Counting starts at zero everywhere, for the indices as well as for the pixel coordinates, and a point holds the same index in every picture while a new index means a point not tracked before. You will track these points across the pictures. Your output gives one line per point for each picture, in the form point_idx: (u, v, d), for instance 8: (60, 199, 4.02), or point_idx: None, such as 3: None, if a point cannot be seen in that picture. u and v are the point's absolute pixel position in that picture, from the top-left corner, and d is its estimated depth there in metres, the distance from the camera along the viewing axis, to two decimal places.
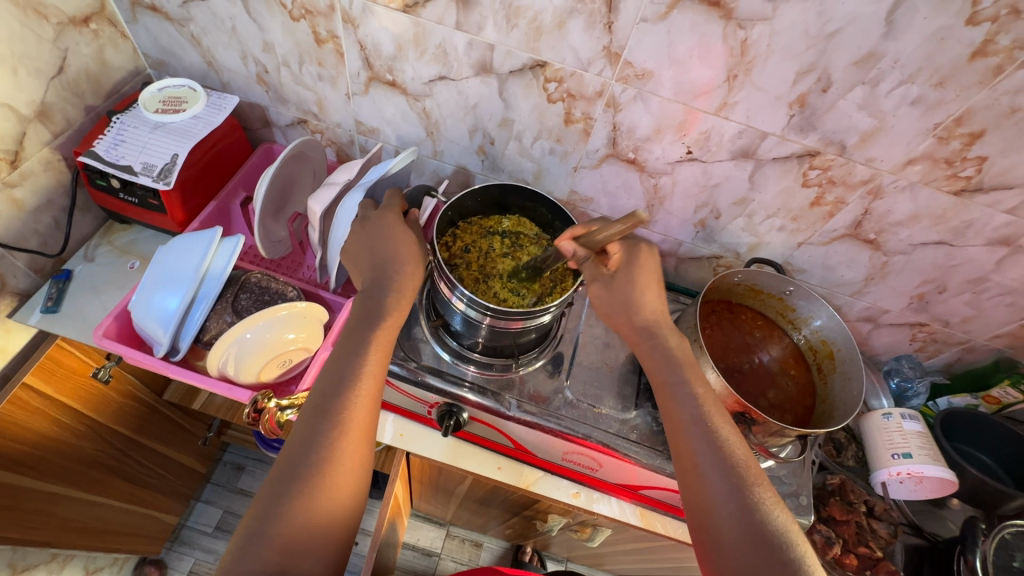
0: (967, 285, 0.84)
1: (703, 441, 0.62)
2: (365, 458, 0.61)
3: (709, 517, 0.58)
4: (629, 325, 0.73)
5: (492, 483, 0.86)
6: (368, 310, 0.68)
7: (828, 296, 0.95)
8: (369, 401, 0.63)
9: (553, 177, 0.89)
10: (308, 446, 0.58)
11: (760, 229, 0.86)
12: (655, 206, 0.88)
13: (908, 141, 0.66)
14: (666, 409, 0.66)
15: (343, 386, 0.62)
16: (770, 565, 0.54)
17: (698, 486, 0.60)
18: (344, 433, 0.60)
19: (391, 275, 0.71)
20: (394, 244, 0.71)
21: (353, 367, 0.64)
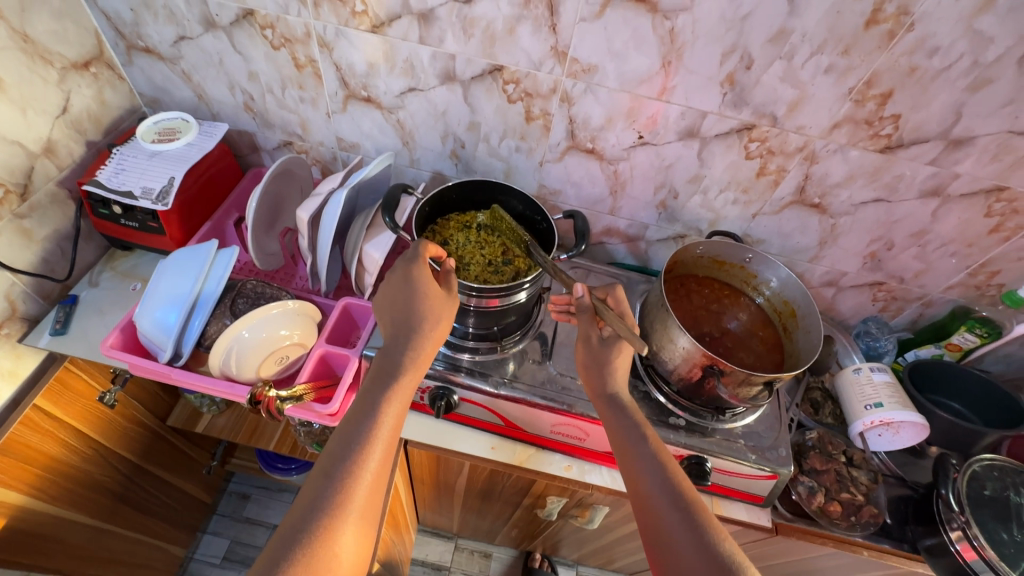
0: (911, 239, 0.91)
1: (671, 505, 0.63)
2: (362, 533, 0.61)
3: (671, 552, 0.60)
4: (596, 396, 0.76)
5: (488, 463, 0.89)
6: (385, 369, 0.72)
7: (789, 265, 1.01)
8: (376, 467, 0.64)
9: (523, 174, 0.96)
10: (312, 514, 0.59)
11: (716, 204, 0.93)
12: (618, 192, 0.95)
13: (830, 106, 0.74)
14: (625, 463, 0.69)
15: (353, 448, 0.64)
16: None
17: (666, 547, 0.61)
18: (348, 498, 0.61)
19: (412, 333, 0.74)
20: (426, 299, 0.74)
21: (363, 429, 0.65)
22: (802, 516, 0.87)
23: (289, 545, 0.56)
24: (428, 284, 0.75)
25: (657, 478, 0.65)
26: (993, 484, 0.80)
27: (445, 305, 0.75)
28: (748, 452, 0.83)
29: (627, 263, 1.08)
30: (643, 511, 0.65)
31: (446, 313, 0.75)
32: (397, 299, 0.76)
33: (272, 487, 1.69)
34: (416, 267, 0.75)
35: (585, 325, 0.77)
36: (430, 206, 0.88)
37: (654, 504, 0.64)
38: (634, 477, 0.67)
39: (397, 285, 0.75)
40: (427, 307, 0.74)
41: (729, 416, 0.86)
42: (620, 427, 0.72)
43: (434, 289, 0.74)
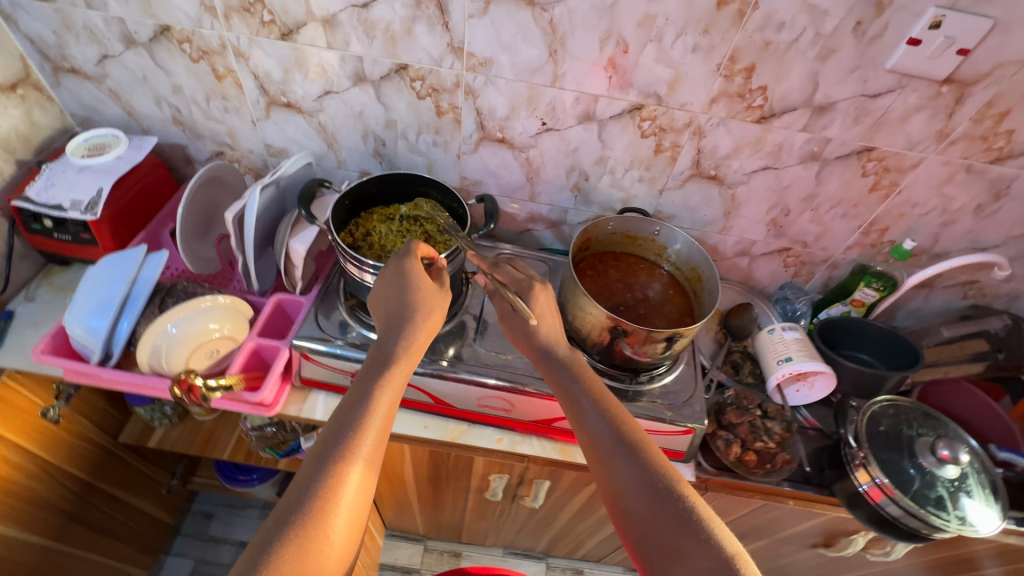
0: (804, 204, 0.99)
1: (619, 448, 0.66)
2: (355, 519, 0.60)
3: (623, 492, 0.63)
4: (532, 352, 0.80)
5: (422, 442, 0.93)
6: (379, 357, 0.72)
7: (702, 237, 1.08)
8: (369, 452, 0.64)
9: (443, 167, 1.02)
10: (300, 500, 0.58)
11: (624, 182, 1.00)
12: (534, 178, 1.01)
13: (704, 82, 0.82)
14: (575, 415, 0.72)
15: (345, 434, 0.63)
16: (670, 520, 0.58)
17: (619, 487, 0.63)
18: (341, 480, 0.60)
19: (406, 323, 0.75)
20: (419, 290, 0.77)
21: (356, 415, 0.65)
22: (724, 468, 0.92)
23: (277, 533, 0.55)
24: (422, 278, 0.78)
25: (616, 435, 0.67)
26: (887, 421, 0.87)
27: (435, 297, 0.79)
28: (665, 410, 0.88)
29: (554, 248, 1.14)
30: (596, 459, 0.67)
31: (439, 304, 0.78)
32: (390, 290, 0.78)
33: (237, 504, 1.68)
34: (409, 261, 0.78)
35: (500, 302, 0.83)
36: (352, 201, 0.93)
37: (616, 460, 0.65)
38: (583, 429, 0.70)
39: (390, 280, 0.78)
40: (420, 299, 0.77)
41: (646, 378, 0.91)
42: (568, 382, 0.74)
43: (425, 281, 0.78)
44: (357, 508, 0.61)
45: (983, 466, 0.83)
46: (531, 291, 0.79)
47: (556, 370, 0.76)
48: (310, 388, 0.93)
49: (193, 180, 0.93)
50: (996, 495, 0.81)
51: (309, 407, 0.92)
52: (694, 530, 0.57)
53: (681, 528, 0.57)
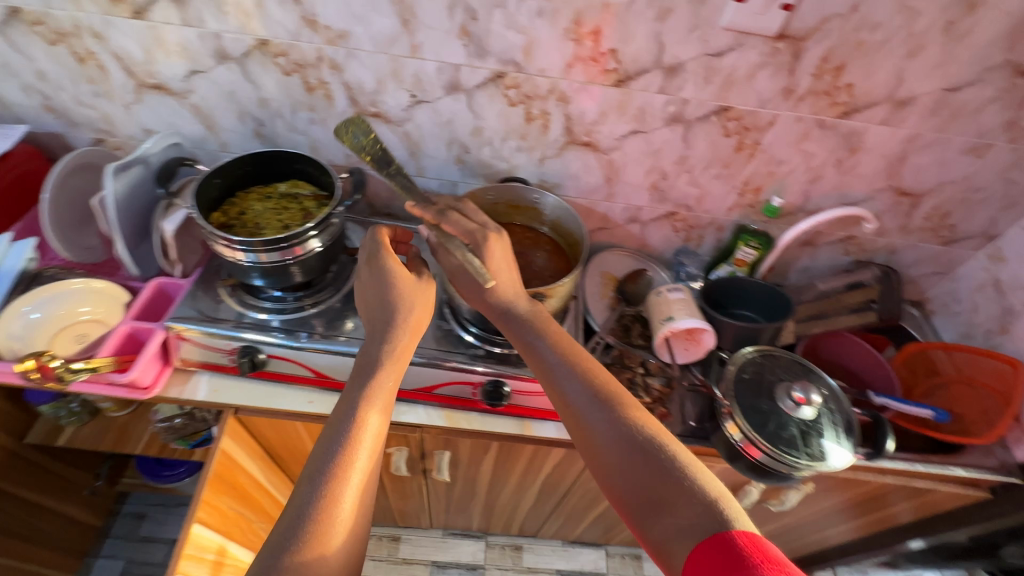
0: (679, 166, 1.02)
1: (591, 407, 0.69)
2: (357, 512, 0.63)
3: (600, 452, 0.67)
4: (488, 310, 0.80)
5: (307, 417, 0.94)
6: (362, 365, 0.73)
7: (591, 205, 1.10)
8: (363, 449, 0.66)
9: (326, 145, 1.03)
10: (299, 506, 0.61)
11: (504, 153, 1.01)
12: (416, 152, 1.02)
13: (557, 47, 0.84)
14: (544, 379, 0.74)
15: (338, 445, 0.65)
16: (650, 473, 0.63)
17: (596, 450, 0.68)
18: (340, 489, 0.62)
19: (394, 322, 0.76)
20: (399, 289, 0.77)
21: (346, 426, 0.67)
22: None
23: (280, 539, 0.58)
24: (401, 271, 0.78)
25: (595, 403, 0.69)
26: (750, 368, 0.91)
27: (420, 294, 0.78)
28: None
29: None
30: (570, 420, 0.71)
31: (421, 304, 0.78)
32: (377, 290, 0.78)
33: (170, 503, 1.66)
34: (383, 256, 0.79)
35: (447, 261, 0.82)
36: (224, 181, 0.93)
37: (601, 427, 0.68)
38: (557, 393, 0.73)
39: (375, 280, 0.78)
40: (400, 292, 0.77)
41: None
42: (531, 347, 0.76)
43: (404, 273, 0.78)
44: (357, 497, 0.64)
45: (840, 407, 0.88)
46: (486, 247, 0.77)
47: (516, 333, 0.77)
48: (195, 370, 0.94)
49: (53, 171, 0.91)
50: (850, 433, 0.85)
51: (192, 387, 0.93)
52: (682, 477, 0.61)
53: (672, 478, 0.61)
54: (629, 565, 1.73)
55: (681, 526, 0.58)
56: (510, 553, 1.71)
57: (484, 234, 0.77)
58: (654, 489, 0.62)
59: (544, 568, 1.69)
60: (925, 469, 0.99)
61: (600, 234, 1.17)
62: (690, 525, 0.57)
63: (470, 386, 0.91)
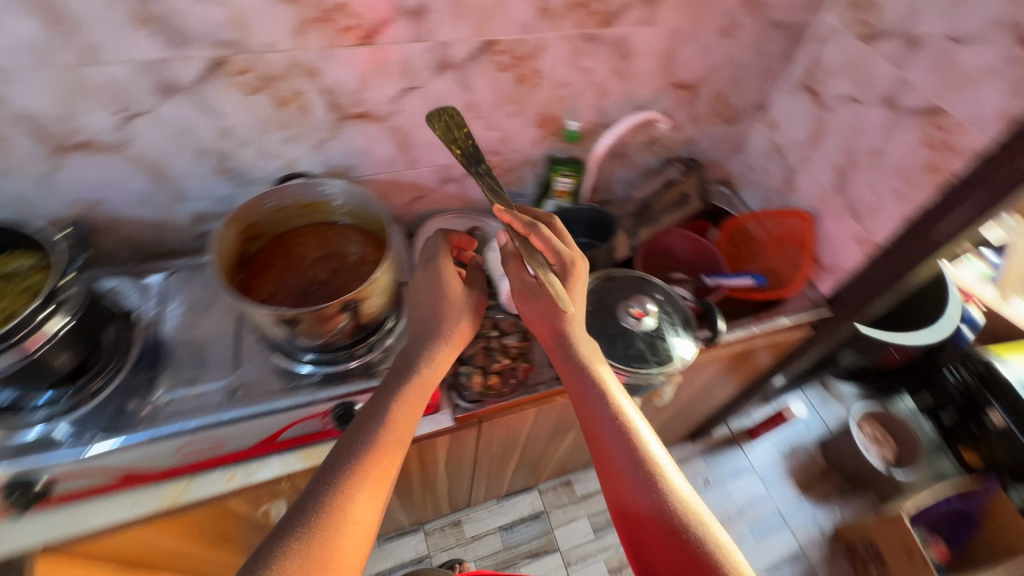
0: (469, 114, 0.95)
1: (629, 467, 0.70)
2: (363, 538, 0.62)
3: (628, 504, 0.69)
4: (548, 336, 0.78)
5: (130, 527, 0.72)
6: (400, 367, 0.75)
7: (396, 177, 1.01)
8: (375, 473, 0.66)
9: (37, 197, 0.80)
10: (304, 510, 0.61)
11: (272, 148, 0.87)
12: (164, 174, 0.84)
13: (274, 14, 0.70)
14: (579, 407, 0.76)
15: (349, 459, 0.66)
16: (675, 538, 0.65)
17: (624, 492, 0.70)
18: (345, 496, 0.63)
19: (427, 341, 0.77)
20: (450, 298, 0.80)
21: (361, 442, 0.67)
22: (474, 400, 0.94)
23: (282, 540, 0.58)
24: (451, 278, 0.81)
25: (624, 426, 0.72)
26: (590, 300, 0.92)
27: (459, 310, 0.80)
28: None
29: None
30: (606, 470, 0.72)
31: (458, 318, 0.79)
32: (418, 303, 0.80)
33: None
34: (441, 260, 0.82)
35: (512, 268, 0.79)
36: None
37: (630, 458, 0.70)
38: (597, 439, 0.73)
39: (423, 284, 0.81)
40: (446, 314, 0.79)
41: (364, 349, 0.86)
42: (570, 368, 0.77)
43: (455, 282, 0.81)
44: (366, 515, 0.63)
45: (675, 304, 0.93)
46: (572, 275, 0.74)
47: (558, 349, 0.78)
48: None
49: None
50: (688, 325, 0.91)
51: None
52: (691, 519, 0.66)
53: (681, 510, 0.67)
54: (563, 494, 1.82)
55: (687, 560, 0.64)
56: (451, 531, 1.71)
57: (573, 260, 0.74)
58: (663, 518, 0.66)
59: (487, 531, 1.72)
60: (761, 329, 1.13)
61: (419, 203, 1.09)
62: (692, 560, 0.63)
63: (316, 418, 0.82)
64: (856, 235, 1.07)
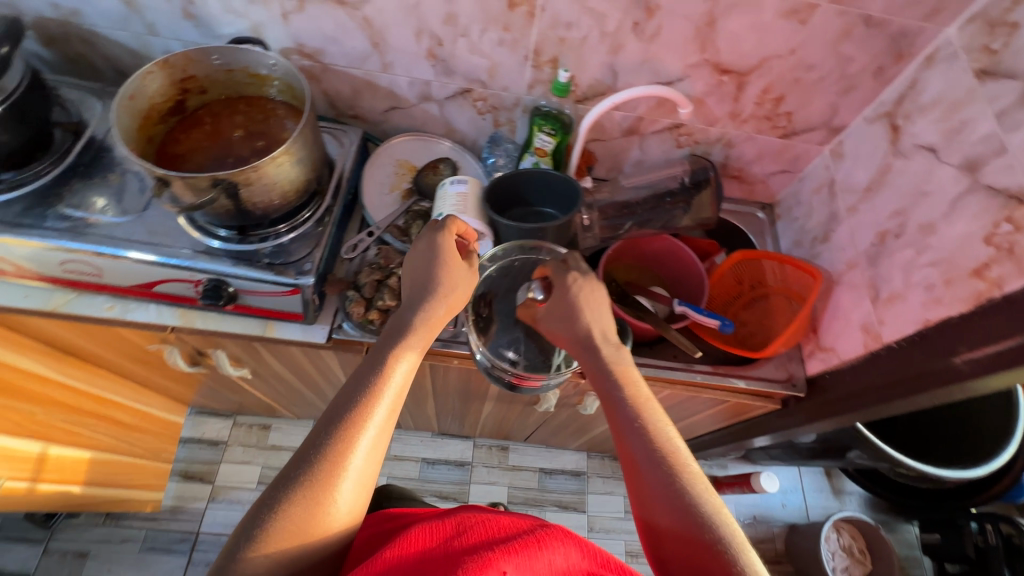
0: (451, 28, 0.83)
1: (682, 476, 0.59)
2: (361, 491, 0.58)
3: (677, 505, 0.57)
4: (584, 356, 0.73)
5: (20, 312, 0.87)
6: (396, 327, 0.70)
7: (370, 78, 0.94)
8: (380, 425, 0.60)
9: None
10: (309, 458, 0.56)
11: (236, 5, 0.83)
12: (134, 4, 0.84)
13: None
14: (612, 414, 0.67)
15: (356, 398, 0.62)
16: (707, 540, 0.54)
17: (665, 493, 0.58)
18: (348, 438, 0.58)
19: (431, 293, 0.73)
20: (445, 266, 0.74)
21: (367, 384, 0.63)
22: (353, 329, 0.88)
23: (286, 484, 0.55)
24: (452, 254, 0.75)
25: (625, 391, 0.67)
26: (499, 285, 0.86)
27: (462, 276, 0.75)
28: (266, 271, 0.82)
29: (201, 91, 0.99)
30: (632, 475, 0.62)
31: (464, 282, 0.75)
32: (416, 267, 0.75)
33: None
34: (441, 235, 0.76)
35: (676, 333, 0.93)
36: None
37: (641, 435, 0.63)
38: (623, 437, 0.64)
39: (422, 254, 0.75)
40: (446, 277, 0.73)
41: (257, 239, 0.85)
42: (600, 377, 0.70)
43: (455, 257, 0.75)
44: (365, 471, 0.58)
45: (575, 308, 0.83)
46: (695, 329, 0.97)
47: (584, 354, 0.73)
48: None
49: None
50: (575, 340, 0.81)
51: None
52: (684, 475, 0.59)
53: (671, 455, 0.60)
54: (494, 456, 1.79)
55: (678, 525, 0.56)
56: None
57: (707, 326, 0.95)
58: (659, 489, 0.58)
59: (410, 457, 1.75)
60: (704, 379, 0.95)
61: (396, 115, 1.01)
62: (682, 515, 0.56)
63: (190, 283, 0.84)
64: (865, 320, 0.84)
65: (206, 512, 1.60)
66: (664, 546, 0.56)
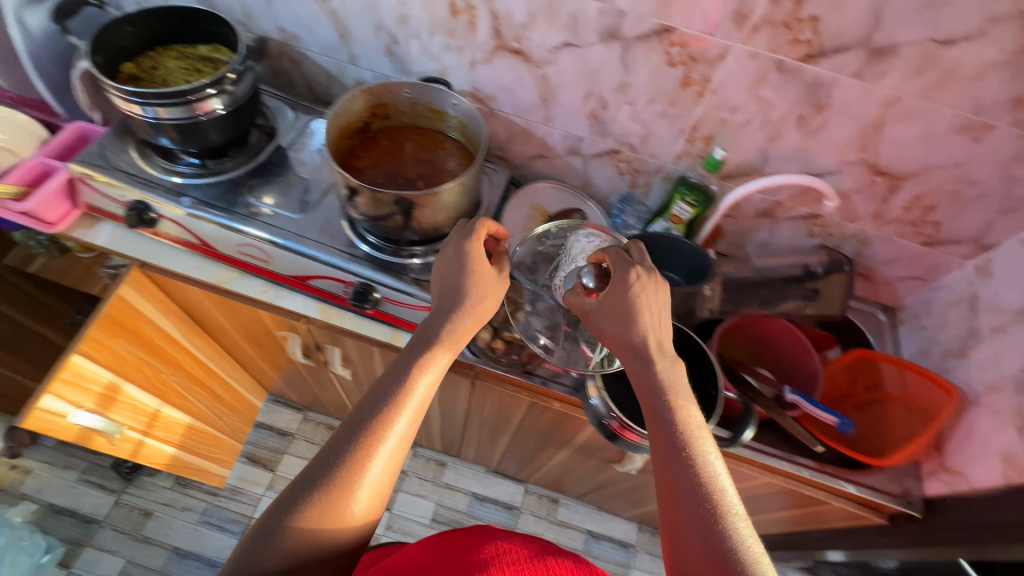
0: (619, 96, 0.90)
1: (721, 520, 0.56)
2: (374, 500, 0.60)
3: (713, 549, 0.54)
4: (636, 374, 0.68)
5: (193, 281, 0.97)
6: (422, 337, 0.70)
7: (529, 126, 1.01)
8: (399, 437, 0.63)
9: (260, 16, 0.98)
10: (331, 464, 0.59)
11: (433, 49, 0.93)
12: (347, 37, 0.96)
13: None
14: (657, 437, 0.64)
15: (378, 407, 0.64)
16: None
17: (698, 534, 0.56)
18: (367, 450, 0.60)
19: (461, 302, 0.72)
20: (474, 274, 0.72)
21: (390, 392, 0.65)
22: (475, 353, 0.94)
23: (305, 490, 0.58)
24: (480, 262, 0.73)
25: (677, 416, 0.64)
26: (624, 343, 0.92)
27: (490, 283, 0.73)
28: (412, 285, 0.88)
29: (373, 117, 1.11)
30: (669, 508, 0.59)
31: (493, 292, 0.74)
32: (444, 276, 0.73)
33: None
34: (469, 244, 0.73)
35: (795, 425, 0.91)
36: (112, 44, 0.88)
37: (687, 471, 0.60)
38: (666, 463, 0.61)
39: (450, 264, 0.73)
40: (476, 286, 0.73)
41: (406, 254, 0.91)
42: (650, 397, 0.66)
43: (484, 266, 0.73)
44: (380, 481, 0.61)
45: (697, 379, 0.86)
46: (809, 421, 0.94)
47: (636, 365, 0.68)
48: (101, 219, 0.98)
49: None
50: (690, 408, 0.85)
51: (96, 233, 0.98)
52: (726, 520, 0.56)
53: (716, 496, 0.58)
54: (543, 506, 1.75)
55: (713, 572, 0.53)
56: (433, 467, 1.76)
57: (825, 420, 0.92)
58: (697, 530, 0.56)
59: (460, 488, 1.74)
60: (812, 476, 0.92)
61: (540, 162, 1.08)
62: (720, 562, 0.53)
63: (341, 283, 0.91)
64: (1007, 448, 0.79)
65: (263, 498, 1.65)
66: None
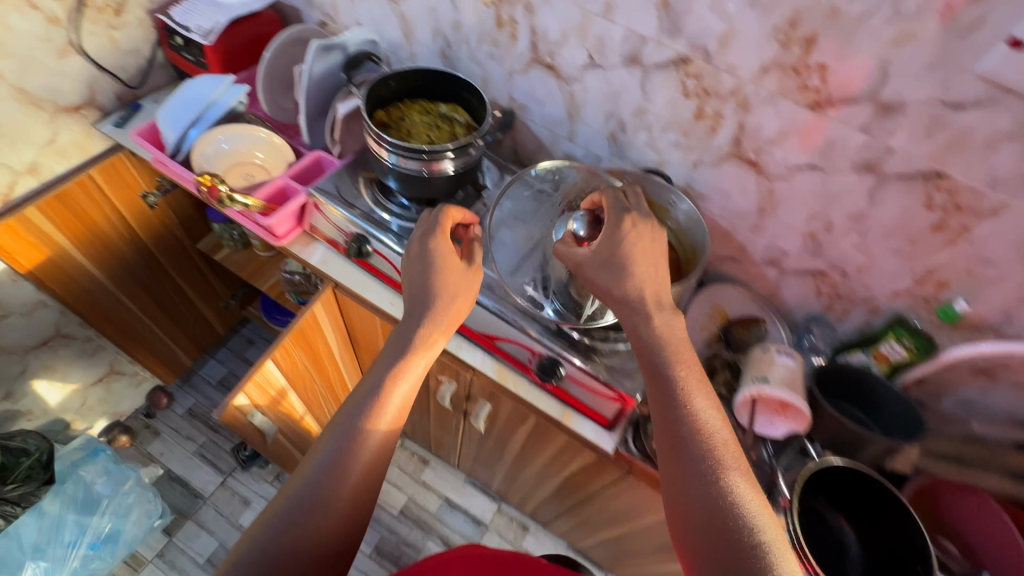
0: (851, 223, 0.86)
1: (711, 476, 0.59)
2: (352, 507, 0.64)
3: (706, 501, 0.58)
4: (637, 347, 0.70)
5: (383, 314, 1.02)
6: (402, 337, 0.73)
7: (731, 230, 0.99)
8: (376, 445, 0.67)
9: (496, 83, 1.06)
10: (315, 475, 0.63)
11: (659, 143, 0.95)
12: (574, 116, 1.01)
13: (758, 46, 0.76)
14: (656, 394, 0.67)
15: (364, 409, 0.68)
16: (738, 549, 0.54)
17: (693, 488, 0.59)
18: (344, 461, 0.64)
19: (431, 305, 0.74)
20: (444, 271, 0.76)
21: (372, 398, 0.69)
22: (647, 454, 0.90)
23: (296, 507, 0.62)
24: (447, 255, 0.77)
25: (678, 373, 0.66)
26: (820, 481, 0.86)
27: (460, 278, 0.77)
28: (602, 371, 0.89)
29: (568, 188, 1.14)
30: (670, 463, 0.63)
31: (464, 290, 0.76)
32: (411, 269, 0.78)
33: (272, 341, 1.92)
34: (437, 240, 0.78)
35: None
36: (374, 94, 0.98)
37: (686, 432, 0.62)
38: (667, 418, 0.64)
39: (418, 253, 0.78)
40: (442, 281, 0.75)
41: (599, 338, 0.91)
42: (653, 357, 0.68)
43: (452, 259, 0.77)
44: (358, 489, 0.65)
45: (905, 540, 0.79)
46: None
47: (631, 321, 0.71)
48: (317, 239, 1.08)
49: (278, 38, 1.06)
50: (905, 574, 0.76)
51: (311, 252, 1.07)
52: (722, 474, 0.59)
53: (713, 455, 0.60)
54: None
55: (712, 521, 0.56)
56: (514, 528, 1.70)
57: None
58: (697, 485, 0.59)
59: None
60: None
61: (729, 265, 1.05)
62: (715, 512, 0.56)
63: (529, 352, 0.94)
64: None
65: None
66: (693, 542, 0.57)
